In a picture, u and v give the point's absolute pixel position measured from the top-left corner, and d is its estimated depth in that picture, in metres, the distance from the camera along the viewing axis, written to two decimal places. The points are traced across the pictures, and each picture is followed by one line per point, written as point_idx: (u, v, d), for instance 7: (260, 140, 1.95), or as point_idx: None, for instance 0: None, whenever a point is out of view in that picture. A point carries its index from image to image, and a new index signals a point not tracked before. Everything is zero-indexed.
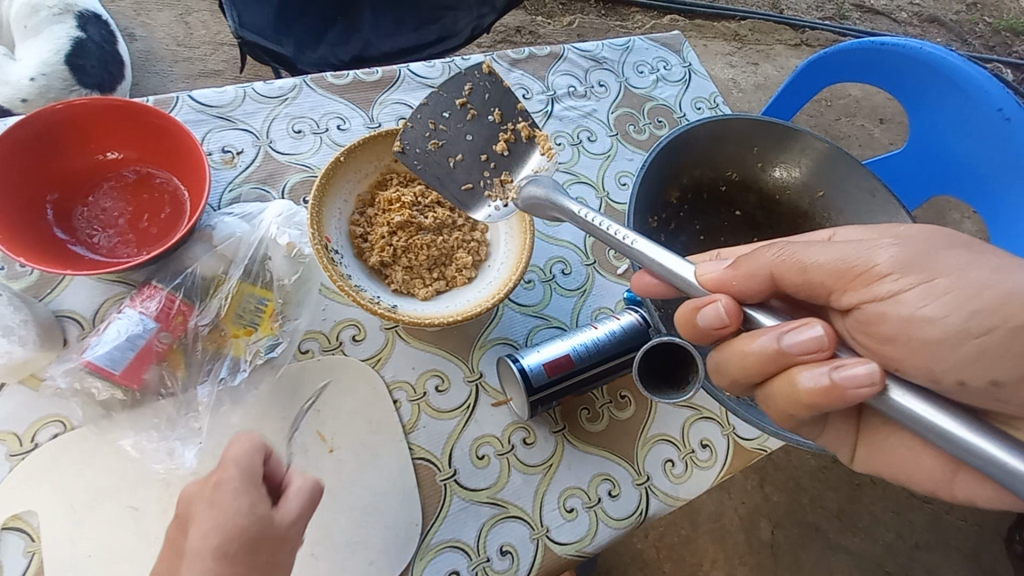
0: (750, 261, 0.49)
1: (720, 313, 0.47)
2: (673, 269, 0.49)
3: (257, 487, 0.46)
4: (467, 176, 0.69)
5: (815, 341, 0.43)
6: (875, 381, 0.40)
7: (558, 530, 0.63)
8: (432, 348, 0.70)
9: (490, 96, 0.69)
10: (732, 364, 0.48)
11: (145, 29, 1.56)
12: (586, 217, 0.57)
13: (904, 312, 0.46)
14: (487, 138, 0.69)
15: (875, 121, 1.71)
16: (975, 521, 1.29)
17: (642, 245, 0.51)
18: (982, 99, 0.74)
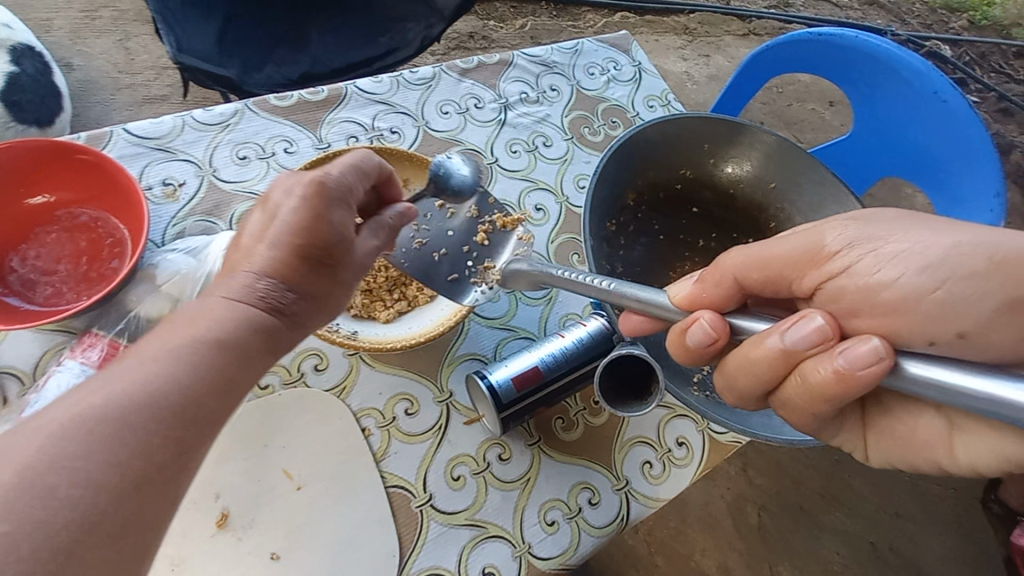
0: (718, 267, 0.49)
1: (707, 330, 0.45)
2: (652, 300, 0.49)
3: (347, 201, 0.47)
4: (452, 267, 0.65)
5: (818, 331, 0.42)
6: (882, 357, 0.38)
7: (540, 545, 0.62)
8: (400, 370, 0.68)
9: (466, 192, 0.67)
10: (741, 374, 0.46)
11: (83, 57, 1.50)
12: (574, 278, 0.53)
13: (859, 284, 0.44)
14: (467, 230, 0.66)
15: (825, 104, 1.76)
16: (949, 485, 1.33)
17: (627, 287, 0.49)
18: (920, 83, 0.76)
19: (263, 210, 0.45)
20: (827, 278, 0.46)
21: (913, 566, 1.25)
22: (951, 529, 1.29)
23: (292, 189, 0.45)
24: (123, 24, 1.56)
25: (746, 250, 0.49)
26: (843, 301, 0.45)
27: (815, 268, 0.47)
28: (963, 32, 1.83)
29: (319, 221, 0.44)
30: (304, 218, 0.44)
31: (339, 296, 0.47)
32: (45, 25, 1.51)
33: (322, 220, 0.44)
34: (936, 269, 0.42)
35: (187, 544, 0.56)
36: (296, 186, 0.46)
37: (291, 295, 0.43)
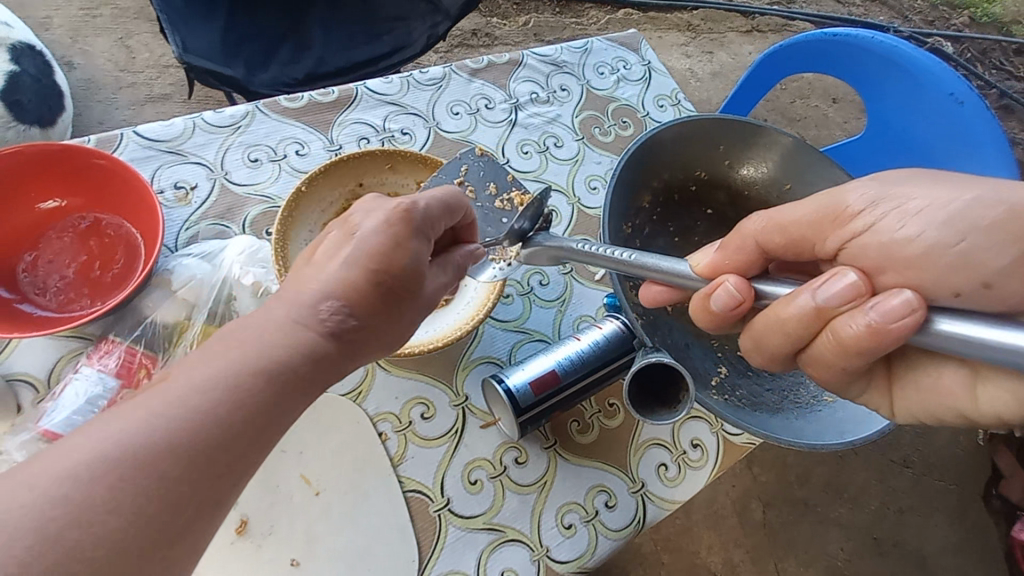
0: (736, 236, 0.50)
1: (732, 293, 0.45)
2: (668, 268, 0.49)
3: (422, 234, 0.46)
4: None
5: (851, 287, 0.41)
6: (914, 309, 0.37)
7: (558, 549, 0.62)
8: (414, 374, 0.68)
9: (485, 172, 0.68)
10: (770, 333, 0.45)
11: (83, 57, 1.49)
12: (586, 250, 0.54)
13: (882, 240, 0.44)
14: (486, 208, 0.66)
15: (829, 101, 1.75)
16: (954, 480, 1.33)
17: (648, 257, 0.50)
18: (934, 83, 0.76)
19: (345, 235, 0.44)
20: (851, 237, 0.45)
21: (917, 560, 1.26)
22: (956, 524, 1.30)
23: (375, 214, 0.45)
24: (123, 22, 1.54)
25: (769, 213, 0.50)
26: (865, 260, 0.45)
27: (837, 227, 0.46)
28: (965, 29, 1.82)
29: (398, 251, 0.44)
30: (380, 250, 0.43)
31: (402, 330, 0.46)
32: (45, 24, 1.50)
33: (402, 249, 0.44)
34: (958, 223, 0.42)
35: (207, 552, 0.56)
36: (383, 211, 0.45)
37: (353, 324, 0.42)
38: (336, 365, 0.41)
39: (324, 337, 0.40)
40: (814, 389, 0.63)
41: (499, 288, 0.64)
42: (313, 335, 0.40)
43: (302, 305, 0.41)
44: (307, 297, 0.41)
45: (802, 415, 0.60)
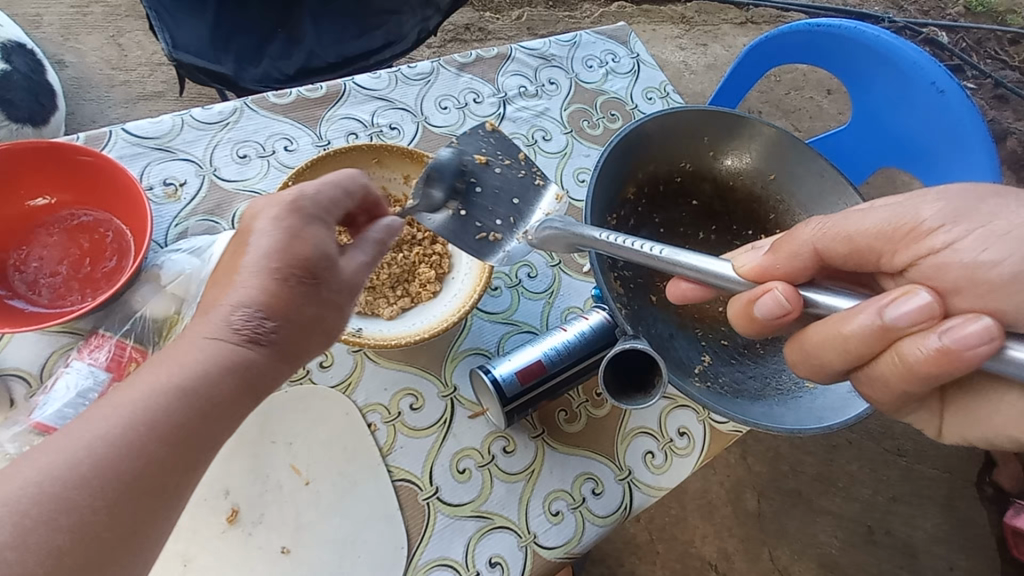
0: (790, 240, 0.48)
1: (780, 301, 0.43)
2: (709, 268, 0.47)
3: (309, 220, 0.48)
4: (479, 223, 0.62)
5: (922, 309, 0.40)
6: (992, 337, 0.37)
7: (545, 535, 0.63)
8: (403, 365, 0.69)
9: (497, 149, 0.65)
10: (826, 348, 0.44)
11: (75, 54, 1.49)
12: (614, 243, 0.52)
13: (963, 262, 0.43)
14: (502, 185, 0.64)
15: (823, 92, 1.75)
16: (946, 469, 1.34)
17: (679, 255, 0.47)
18: (916, 73, 0.76)
19: (248, 233, 0.47)
20: (923, 255, 0.44)
21: (907, 548, 1.27)
22: (945, 512, 1.31)
23: (267, 208, 0.47)
24: (114, 20, 1.54)
25: (824, 222, 0.48)
26: (944, 277, 0.43)
27: (910, 243, 0.45)
28: (960, 18, 1.81)
29: (298, 236, 0.46)
30: (279, 241, 0.46)
31: (333, 321, 0.49)
32: (35, 21, 1.50)
33: (298, 235, 0.46)
34: None
35: (199, 540, 0.57)
36: (272, 203, 0.47)
37: (268, 324, 0.44)
38: (266, 370, 0.44)
39: (242, 344, 0.43)
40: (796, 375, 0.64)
41: (485, 275, 0.65)
42: (229, 344, 0.43)
43: (223, 314, 0.43)
44: (220, 306, 0.44)
45: (782, 402, 0.61)
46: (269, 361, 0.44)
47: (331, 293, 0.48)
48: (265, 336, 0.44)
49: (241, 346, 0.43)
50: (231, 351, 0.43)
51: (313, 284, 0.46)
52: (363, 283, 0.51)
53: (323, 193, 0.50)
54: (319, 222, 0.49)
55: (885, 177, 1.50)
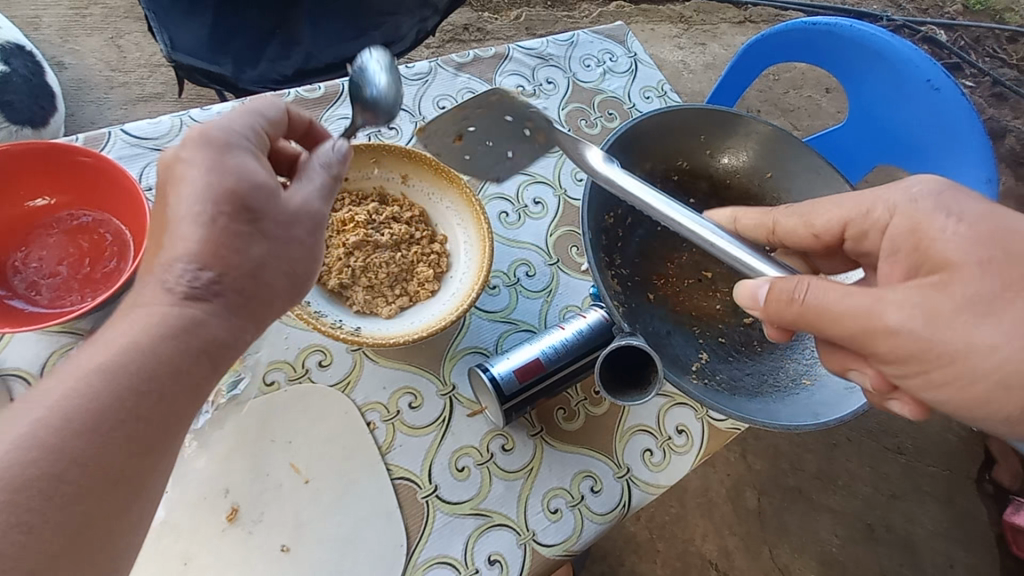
0: (783, 313, 0.50)
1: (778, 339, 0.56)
2: (747, 262, 0.54)
3: (234, 150, 0.48)
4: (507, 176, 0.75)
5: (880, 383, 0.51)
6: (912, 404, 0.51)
7: (544, 533, 0.63)
8: (402, 364, 0.69)
9: (459, 113, 0.68)
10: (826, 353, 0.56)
11: (74, 56, 1.49)
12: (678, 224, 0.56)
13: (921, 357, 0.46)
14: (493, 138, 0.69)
15: (821, 91, 1.75)
16: (946, 466, 1.34)
17: (740, 256, 0.54)
18: (912, 71, 0.77)
19: (170, 183, 0.46)
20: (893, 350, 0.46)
21: (908, 545, 1.27)
22: (946, 509, 1.31)
23: (182, 151, 0.47)
24: (113, 21, 1.55)
25: (818, 304, 0.48)
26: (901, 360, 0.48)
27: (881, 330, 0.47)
28: (959, 16, 1.81)
29: (224, 170, 0.46)
30: (208, 180, 0.46)
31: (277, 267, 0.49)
32: (34, 23, 1.50)
33: (226, 169, 0.46)
34: None
35: (198, 539, 0.58)
36: (184, 143, 0.47)
37: (206, 276, 0.45)
38: (215, 325, 0.45)
39: (183, 303, 0.44)
40: (793, 372, 0.65)
41: (483, 272, 0.65)
42: (173, 306, 0.43)
43: (166, 271, 0.44)
44: (159, 271, 0.44)
45: (779, 398, 0.62)
46: (216, 315, 0.45)
47: (274, 232, 0.48)
48: (213, 288, 0.45)
49: (183, 304, 0.44)
50: (172, 311, 0.43)
51: (257, 216, 0.47)
52: (315, 213, 0.52)
53: (236, 123, 0.50)
54: (239, 149, 0.48)
55: (884, 175, 1.50)
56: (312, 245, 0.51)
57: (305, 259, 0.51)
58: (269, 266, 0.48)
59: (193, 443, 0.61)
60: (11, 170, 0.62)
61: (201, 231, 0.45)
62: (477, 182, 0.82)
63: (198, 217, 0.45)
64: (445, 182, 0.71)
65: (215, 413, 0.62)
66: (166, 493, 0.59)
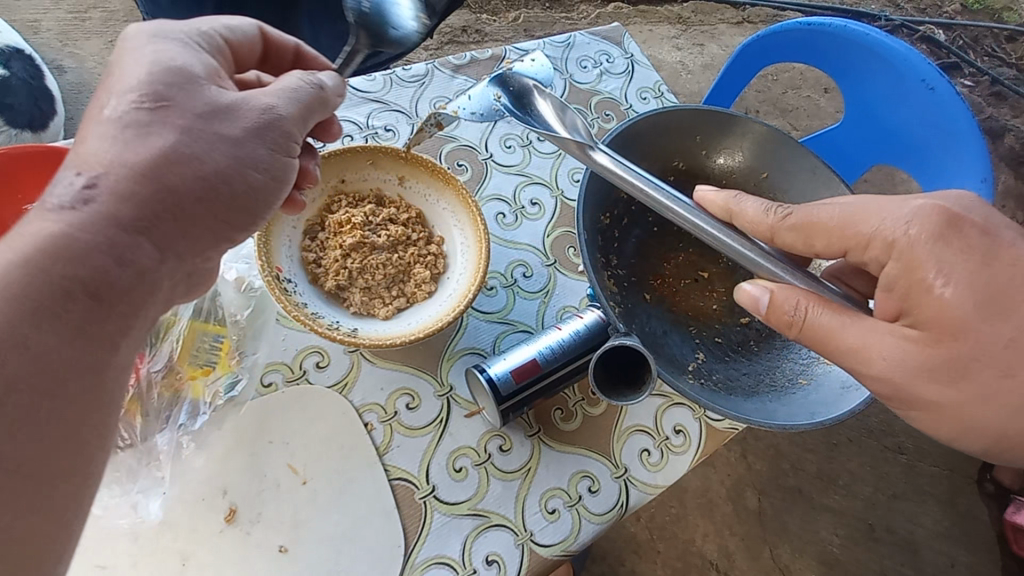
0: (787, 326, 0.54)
1: None
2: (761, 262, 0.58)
3: (185, 49, 0.48)
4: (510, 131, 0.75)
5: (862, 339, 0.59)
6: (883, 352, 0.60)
7: (542, 533, 0.64)
8: (399, 366, 0.69)
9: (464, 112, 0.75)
10: None
11: (74, 59, 1.50)
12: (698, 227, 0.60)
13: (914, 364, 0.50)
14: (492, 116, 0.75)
15: (820, 91, 1.76)
16: (947, 466, 1.34)
17: (763, 261, 0.58)
18: (907, 70, 0.77)
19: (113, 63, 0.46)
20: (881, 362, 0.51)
21: (908, 545, 1.27)
22: (947, 509, 1.31)
23: (135, 39, 0.47)
24: (113, 25, 1.55)
25: (823, 331, 0.52)
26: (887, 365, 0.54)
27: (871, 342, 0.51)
28: (957, 15, 1.81)
29: (157, 63, 0.46)
30: (144, 68, 0.45)
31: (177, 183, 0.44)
32: (33, 27, 1.51)
33: (163, 61, 0.46)
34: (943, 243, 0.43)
35: (196, 539, 0.58)
36: (143, 31, 0.47)
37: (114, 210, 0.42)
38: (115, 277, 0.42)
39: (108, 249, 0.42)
40: (790, 372, 0.65)
41: (479, 274, 0.65)
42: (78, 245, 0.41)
43: (58, 181, 0.42)
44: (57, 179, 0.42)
45: (775, 398, 0.62)
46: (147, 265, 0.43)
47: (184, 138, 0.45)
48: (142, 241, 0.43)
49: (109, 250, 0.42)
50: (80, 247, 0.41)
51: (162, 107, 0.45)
52: (245, 128, 0.48)
53: (198, 25, 0.50)
54: (185, 50, 0.48)
55: (883, 174, 1.51)
56: (239, 147, 0.47)
57: (231, 164, 0.47)
58: (175, 171, 0.44)
59: (191, 443, 0.61)
60: (9, 171, 0.62)
61: (116, 131, 0.44)
62: (475, 184, 0.82)
63: (115, 116, 0.44)
64: (441, 183, 0.71)
65: (213, 413, 0.63)
66: (162, 493, 0.59)
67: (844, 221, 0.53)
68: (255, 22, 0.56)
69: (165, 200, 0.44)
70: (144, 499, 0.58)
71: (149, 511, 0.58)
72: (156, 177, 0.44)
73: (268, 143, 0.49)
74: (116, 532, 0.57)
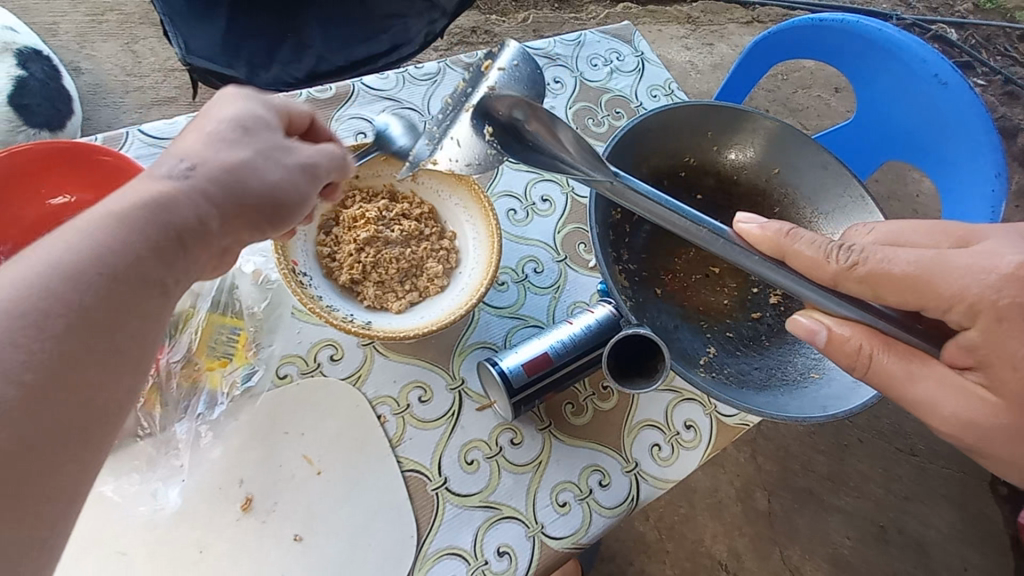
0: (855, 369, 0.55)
1: None
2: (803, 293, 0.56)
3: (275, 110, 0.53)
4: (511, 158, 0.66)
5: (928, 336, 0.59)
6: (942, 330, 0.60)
7: (552, 525, 0.64)
8: (412, 359, 0.70)
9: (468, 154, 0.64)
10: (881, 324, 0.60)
11: (90, 61, 1.52)
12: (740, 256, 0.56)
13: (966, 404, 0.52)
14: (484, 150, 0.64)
15: (831, 90, 1.75)
16: (961, 469, 1.33)
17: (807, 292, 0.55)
18: (919, 66, 0.77)
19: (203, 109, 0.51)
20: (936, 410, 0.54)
21: (922, 548, 1.26)
22: (962, 511, 1.29)
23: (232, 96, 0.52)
24: (128, 27, 1.58)
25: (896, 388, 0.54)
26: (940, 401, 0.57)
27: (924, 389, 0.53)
28: (970, 15, 1.79)
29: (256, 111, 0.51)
30: (240, 111, 0.50)
31: (248, 199, 0.48)
32: (51, 29, 1.54)
33: (257, 113, 0.51)
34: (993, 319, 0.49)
35: (213, 528, 0.59)
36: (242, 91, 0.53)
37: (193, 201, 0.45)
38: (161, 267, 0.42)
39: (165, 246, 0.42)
40: (801, 366, 0.65)
41: (493, 269, 0.66)
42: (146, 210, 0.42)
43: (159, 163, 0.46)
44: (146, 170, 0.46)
45: (787, 392, 0.62)
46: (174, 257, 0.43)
47: (256, 163, 0.49)
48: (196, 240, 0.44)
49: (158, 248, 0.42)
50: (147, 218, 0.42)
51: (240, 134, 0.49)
52: (307, 188, 0.52)
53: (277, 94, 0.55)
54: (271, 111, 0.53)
55: (894, 173, 1.50)
56: (293, 176, 0.51)
57: (284, 185, 0.50)
58: (240, 182, 0.47)
59: (208, 433, 0.62)
60: (18, 176, 0.63)
61: (208, 142, 0.48)
62: (486, 180, 0.82)
63: (207, 134, 0.48)
64: (453, 180, 0.72)
65: (230, 404, 0.64)
66: (181, 481, 0.60)
67: (925, 276, 0.51)
68: (309, 108, 0.57)
69: (230, 200, 0.47)
70: (164, 487, 0.59)
71: (169, 499, 0.59)
72: (233, 184, 0.47)
73: (319, 183, 0.53)
74: (138, 520, 0.58)
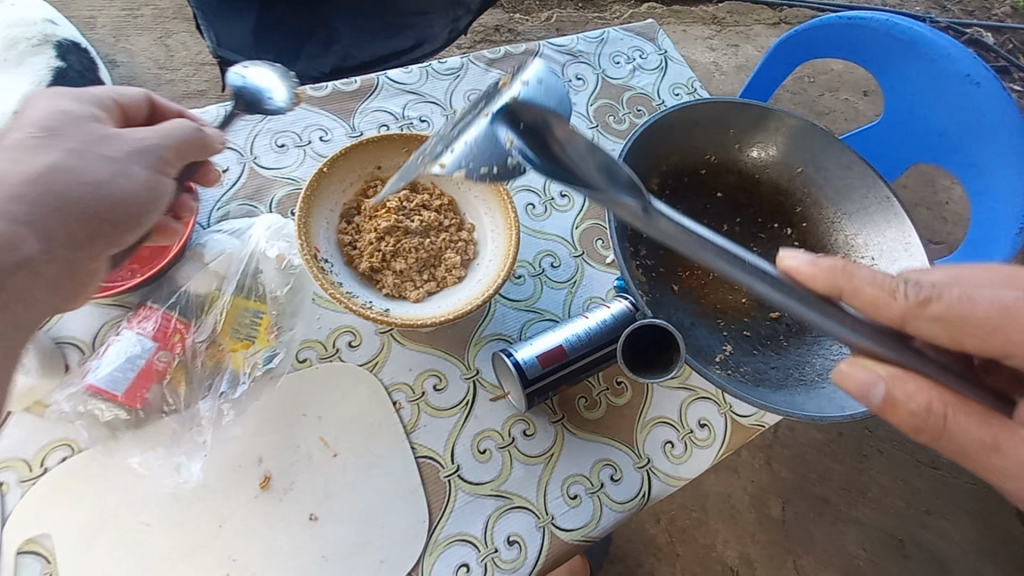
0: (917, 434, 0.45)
1: None
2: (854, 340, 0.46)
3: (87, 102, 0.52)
4: None
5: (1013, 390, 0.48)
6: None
7: (563, 517, 0.64)
8: (428, 348, 0.71)
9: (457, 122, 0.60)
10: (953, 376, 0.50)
11: (125, 55, 1.57)
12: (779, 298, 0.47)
13: None
14: None
15: (859, 94, 1.72)
16: (984, 484, 1.29)
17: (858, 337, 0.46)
18: (951, 66, 0.76)
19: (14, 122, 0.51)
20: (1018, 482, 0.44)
21: (941, 564, 1.23)
22: (984, 528, 1.26)
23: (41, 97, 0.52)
24: (162, 22, 1.62)
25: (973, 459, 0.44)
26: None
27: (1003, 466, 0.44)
28: (1006, 19, 1.74)
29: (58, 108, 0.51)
30: (49, 110, 0.50)
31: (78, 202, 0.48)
32: (90, 23, 1.59)
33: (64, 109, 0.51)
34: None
35: (231, 505, 0.60)
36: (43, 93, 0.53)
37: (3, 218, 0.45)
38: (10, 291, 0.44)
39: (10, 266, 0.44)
40: (819, 366, 0.64)
41: (511, 259, 0.67)
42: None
43: None
44: None
45: (805, 392, 0.62)
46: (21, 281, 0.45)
47: (76, 162, 0.48)
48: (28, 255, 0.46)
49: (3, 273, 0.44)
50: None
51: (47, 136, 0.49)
52: (136, 174, 0.51)
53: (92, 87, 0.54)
54: (87, 106, 0.52)
55: (923, 179, 1.46)
56: (118, 166, 0.50)
57: (109, 178, 0.50)
58: (59, 182, 0.47)
59: (230, 412, 0.64)
60: None
61: (15, 150, 0.48)
62: None
63: (10, 144, 0.48)
64: None
65: (252, 384, 0.65)
66: (203, 456, 0.62)
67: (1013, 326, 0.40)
68: (144, 90, 0.58)
69: (55, 203, 0.47)
70: (187, 461, 0.61)
71: (191, 473, 0.61)
72: (51, 189, 0.47)
73: (161, 167, 0.53)
74: (160, 493, 0.60)
